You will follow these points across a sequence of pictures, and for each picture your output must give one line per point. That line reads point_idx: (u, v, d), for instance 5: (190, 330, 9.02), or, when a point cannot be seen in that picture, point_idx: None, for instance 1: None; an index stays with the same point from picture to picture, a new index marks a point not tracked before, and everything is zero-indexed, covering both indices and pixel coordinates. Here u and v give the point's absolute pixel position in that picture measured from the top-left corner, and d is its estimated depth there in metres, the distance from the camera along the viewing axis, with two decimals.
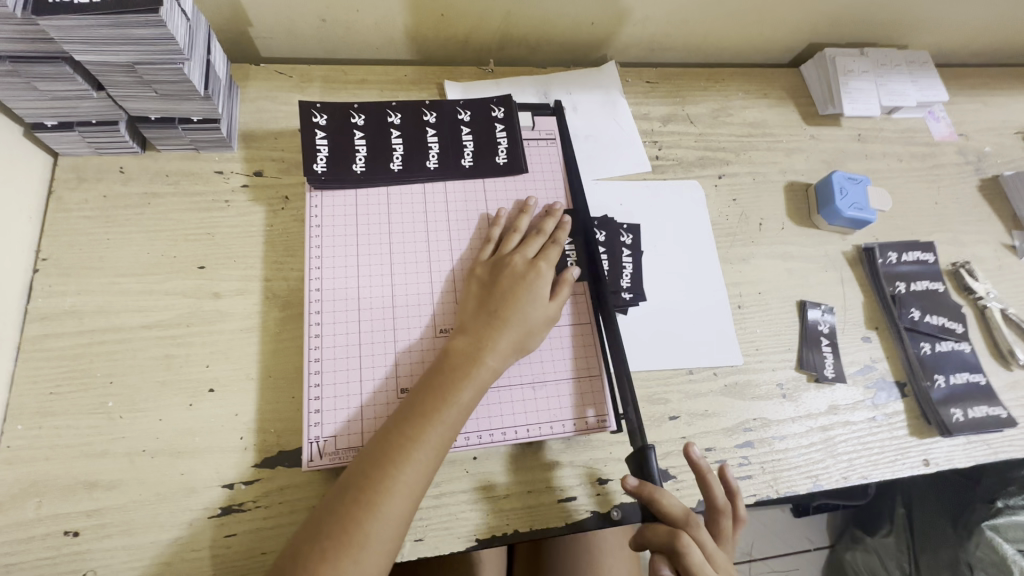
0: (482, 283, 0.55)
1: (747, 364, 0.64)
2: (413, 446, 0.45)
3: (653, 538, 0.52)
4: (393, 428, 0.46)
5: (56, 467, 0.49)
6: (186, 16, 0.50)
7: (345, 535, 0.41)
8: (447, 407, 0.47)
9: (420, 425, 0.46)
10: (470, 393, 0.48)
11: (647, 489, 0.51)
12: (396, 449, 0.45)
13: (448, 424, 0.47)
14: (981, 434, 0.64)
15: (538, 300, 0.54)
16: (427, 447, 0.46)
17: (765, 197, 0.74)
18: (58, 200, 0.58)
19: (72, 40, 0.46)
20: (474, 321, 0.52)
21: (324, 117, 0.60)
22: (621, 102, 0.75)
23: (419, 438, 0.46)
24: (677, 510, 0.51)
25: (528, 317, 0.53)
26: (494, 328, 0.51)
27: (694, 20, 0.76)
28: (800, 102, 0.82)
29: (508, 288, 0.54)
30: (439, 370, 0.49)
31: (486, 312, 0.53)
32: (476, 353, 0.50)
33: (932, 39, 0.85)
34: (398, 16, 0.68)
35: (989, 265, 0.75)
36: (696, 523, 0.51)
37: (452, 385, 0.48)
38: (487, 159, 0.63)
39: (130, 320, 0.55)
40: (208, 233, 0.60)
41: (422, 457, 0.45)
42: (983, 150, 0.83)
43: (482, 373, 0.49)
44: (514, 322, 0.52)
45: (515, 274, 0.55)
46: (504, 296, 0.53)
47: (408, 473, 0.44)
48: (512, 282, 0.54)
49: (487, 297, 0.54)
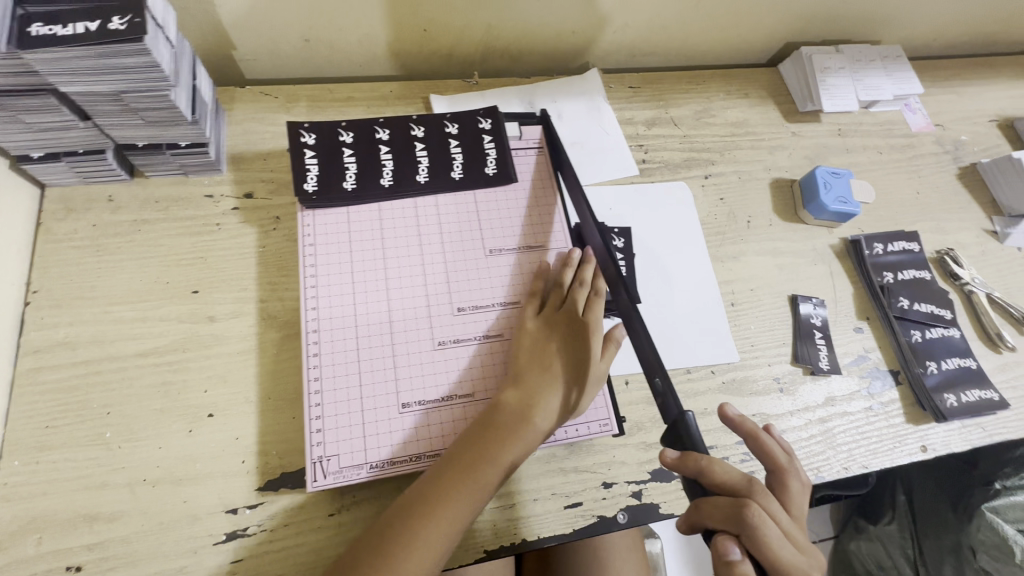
0: (529, 336, 0.55)
1: (744, 360, 0.65)
2: (450, 503, 0.46)
3: (711, 514, 0.44)
4: (432, 488, 0.46)
5: (56, 501, 0.49)
6: (171, 43, 0.50)
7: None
8: (488, 470, 0.47)
9: (460, 488, 0.47)
10: (511, 457, 0.49)
11: (694, 459, 0.45)
12: (430, 507, 0.46)
13: (479, 494, 0.47)
14: (976, 418, 0.65)
15: (592, 365, 0.54)
16: (462, 505, 0.46)
17: (752, 195, 0.75)
18: (47, 232, 0.58)
19: (58, 72, 0.46)
20: (526, 373, 0.53)
21: (312, 137, 0.61)
22: (606, 107, 0.76)
23: (456, 492, 0.46)
24: (736, 478, 0.45)
25: (572, 369, 0.53)
26: (541, 387, 0.52)
27: (672, 25, 0.78)
28: (780, 100, 0.83)
29: (550, 357, 0.54)
30: (484, 428, 0.49)
31: (539, 368, 0.53)
32: (527, 414, 0.50)
33: (903, 34, 0.87)
34: (381, 33, 0.69)
35: (973, 251, 0.76)
36: (760, 490, 0.44)
37: (498, 452, 0.48)
38: (477, 171, 0.64)
39: (126, 349, 0.55)
40: (200, 257, 0.60)
41: (457, 515, 0.46)
42: (959, 139, 0.85)
43: (529, 436, 0.50)
44: (557, 382, 0.52)
45: (564, 336, 0.55)
46: (543, 362, 0.53)
47: (440, 532, 0.45)
48: (542, 350, 0.54)
49: (540, 355, 0.54)
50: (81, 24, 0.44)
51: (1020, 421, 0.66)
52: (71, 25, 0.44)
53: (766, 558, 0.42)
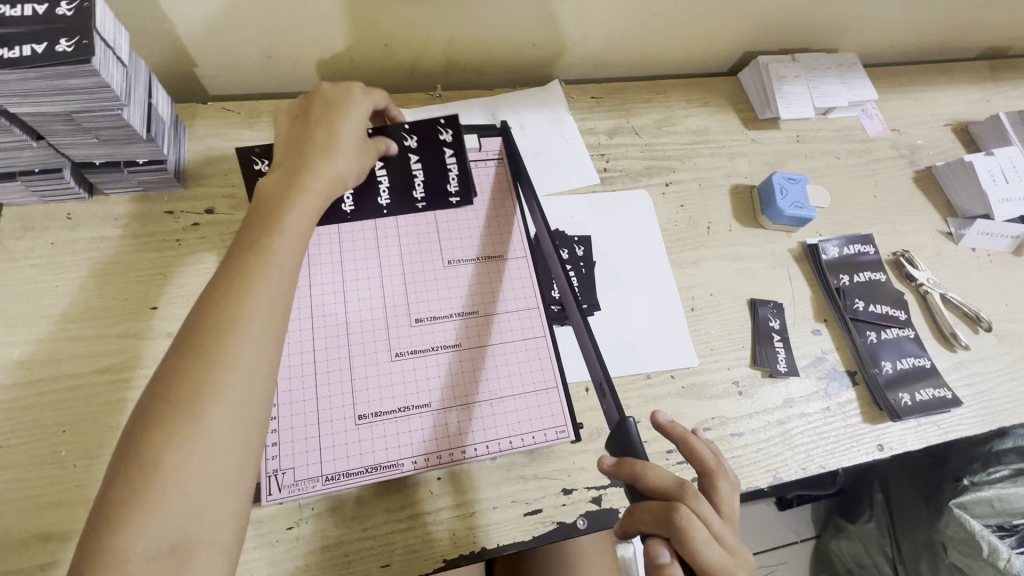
0: (265, 187, 0.44)
1: (703, 364, 0.66)
2: (218, 371, 0.35)
3: (645, 519, 0.45)
4: (179, 364, 0.35)
5: (8, 522, 0.48)
6: (122, 63, 0.51)
7: (130, 505, 0.32)
8: (258, 292, 0.38)
9: (224, 304, 0.37)
10: (287, 272, 0.40)
11: (627, 465, 0.46)
12: (184, 392, 0.34)
13: (268, 314, 0.38)
14: (930, 416, 0.66)
15: (335, 135, 0.48)
16: (247, 347, 0.36)
17: (712, 202, 0.77)
18: (4, 251, 0.58)
19: (6, 94, 0.46)
20: (268, 195, 0.43)
21: (265, 162, 0.61)
22: (568, 118, 0.78)
23: (229, 333, 0.36)
24: (668, 482, 0.45)
25: (331, 160, 0.46)
26: (300, 174, 0.44)
27: (631, 37, 0.79)
28: (740, 108, 0.85)
29: (309, 148, 0.46)
30: (234, 263, 0.39)
31: (282, 185, 0.43)
32: (276, 215, 0.41)
33: (859, 42, 0.90)
34: (341, 48, 0.70)
35: (928, 253, 0.78)
36: (693, 492, 0.44)
37: (264, 237, 0.40)
38: (436, 184, 0.64)
39: (83, 367, 0.55)
40: (160, 273, 0.60)
41: (239, 362, 0.36)
42: (915, 144, 0.87)
43: (290, 240, 0.41)
44: (322, 168, 0.45)
45: (310, 142, 0.47)
46: (303, 155, 0.46)
47: (214, 415, 0.34)
48: (309, 144, 0.47)
49: (290, 172, 0.44)
50: (28, 46, 0.44)
51: (974, 418, 0.67)
52: (18, 47, 0.44)
53: (694, 561, 0.42)
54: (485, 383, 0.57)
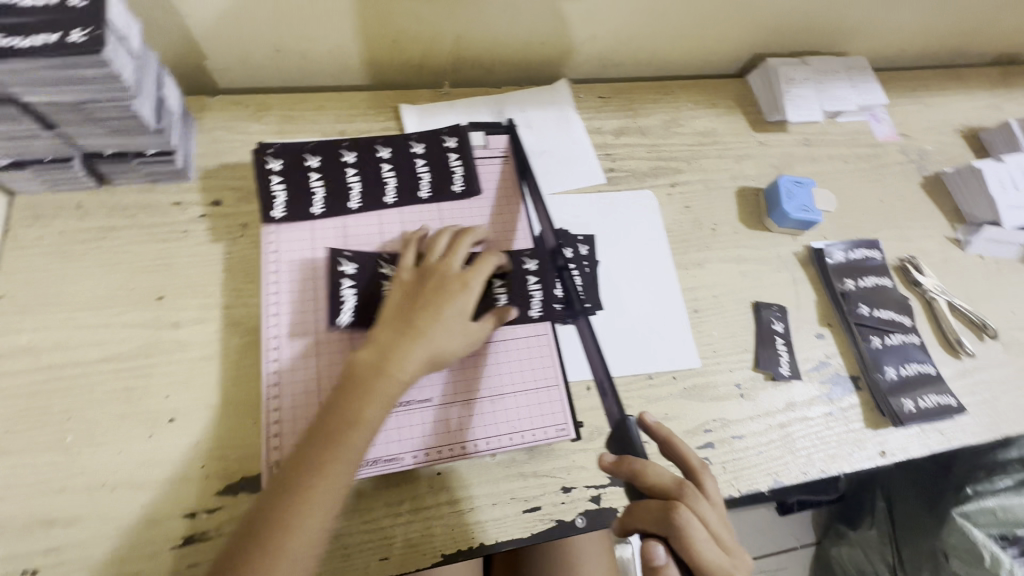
0: (391, 308, 0.52)
1: (705, 366, 0.66)
2: (315, 474, 0.45)
3: (644, 516, 0.47)
4: (312, 445, 0.46)
5: (13, 507, 0.49)
6: (134, 55, 0.51)
7: (253, 558, 0.42)
8: (354, 433, 0.47)
9: (320, 482, 0.45)
10: (379, 413, 0.48)
11: (627, 463, 0.47)
12: (300, 478, 0.45)
13: (355, 451, 0.47)
14: (934, 423, 0.66)
15: (460, 313, 0.53)
16: (329, 475, 0.45)
17: (717, 203, 0.76)
18: (13, 239, 0.59)
19: (19, 83, 0.47)
20: (392, 331, 0.51)
21: (278, 163, 0.61)
22: (574, 117, 0.78)
23: (322, 466, 0.45)
24: (666, 481, 0.46)
25: (447, 333, 0.52)
26: (408, 342, 0.50)
27: (639, 37, 0.79)
28: (748, 110, 0.85)
29: (430, 294, 0.53)
30: (353, 389, 0.48)
31: (403, 322, 0.51)
32: (384, 365, 0.49)
33: (869, 46, 0.89)
34: (349, 43, 0.70)
35: (935, 259, 0.78)
36: (690, 492, 0.46)
37: (357, 405, 0.47)
38: (442, 182, 0.65)
39: (89, 355, 0.55)
40: (166, 263, 0.60)
41: (324, 486, 0.45)
42: (924, 149, 0.87)
43: (392, 394, 0.49)
44: (431, 338, 0.51)
45: (438, 282, 0.54)
46: (421, 307, 0.52)
47: (308, 504, 0.44)
48: (433, 293, 0.53)
49: (409, 306, 0.52)
50: (41, 37, 0.45)
51: (977, 426, 0.67)
52: (31, 37, 0.45)
53: (691, 558, 0.44)
54: (485, 380, 0.57)
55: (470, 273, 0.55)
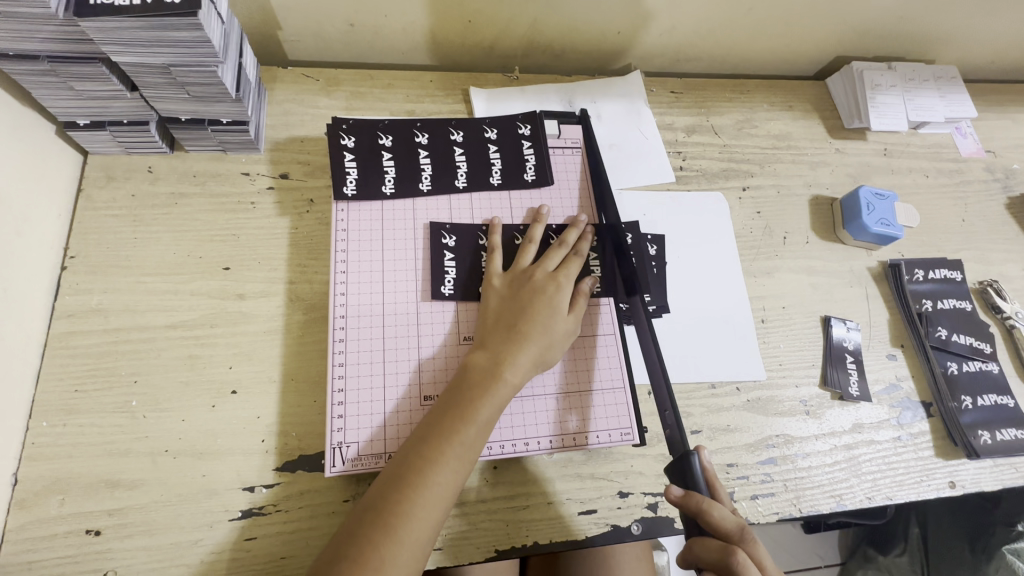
0: (496, 310, 0.54)
1: (771, 379, 0.63)
2: (432, 468, 0.45)
3: (703, 555, 0.45)
4: (424, 441, 0.47)
5: (80, 465, 0.49)
6: (222, 20, 0.50)
7: (370, 550, 0.42)
8: (466, 428, 0.47)
9: (433, 476, 0.45)
10: (490, 410, 0.49)
11: (693, 499, 0.45)
12: (417, 472, 0.45)
13: (467, 445, 0.47)
14: (1010, 458, 0.63)
15: (557, 312, 0.54)
16: (445, 468, 0.46)
17: (790, 211, 0.73)
18: (86, 199, 0.59)
19: (111, 42, 0.46)
20: (496, 337, 0.52)
21: (351, 140, 0.60)
22: (646, 111, 0.75)
23: (437, 460, 0.46)
24: (730, 524, 0.45)
25: (549, 331, 0.53)
26: (514, 344, 0.51)
27: (720, 31, 0.76)
28: (826, 115, 0.81)
29: (530, 300, 0.54)
30: (461, 391, 0.49)
31: (506, 327, 0.53)
32: (496, 369, 0.50)
33: (960, 55, 0.84)
34: (425, 21, 0.68)
35: (1017, 285, 0.74)
36: (752, 538, 0.44)
37: (472, 403, 0.48)
38: (514, 171, 0.63)
39: (156, 320, 0.55)
40: (232, 234, 0.60)
41: (440, 479, 0.45)
42: (1011, 168, 0.82)
43: (502, 393, 0.49)
44: (536, 338, 0.52)
45: (534, 287, 0.55)
46: (522, 312, 0.53)
47: (427, 497, 0.45)
48: (531, 297, 0.54)
49: (508, 313, 0.53)
50: None
51: None
52: None
53: None
54: (576, 375, 0.57)
55: (561, 274, 0.56)
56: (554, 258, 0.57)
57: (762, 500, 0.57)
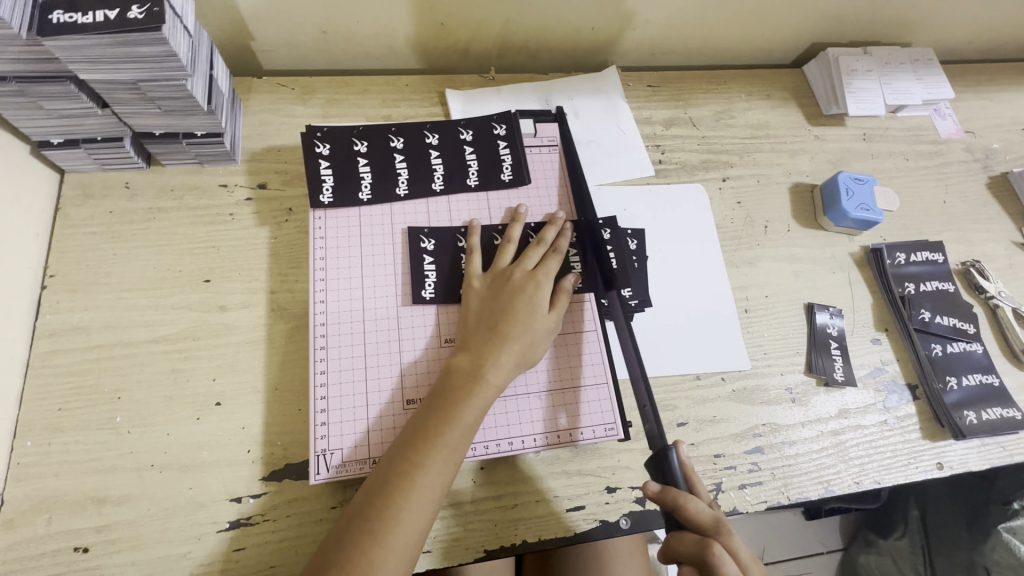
0: (477, 311, 0.54)
1: (756, 368, 0.63)
2: (418, 472, 0.46)
3: (680, 550, 0.45)
4: (408, 445, 0.47)
5: (66, 483, 0.50)
6: (188, 33, 0.50)
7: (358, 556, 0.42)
8: (450, 430, 0.47)
9: (418, 480, 0.45)
10: (474, 411, 0.49)
11: (670, 493, 0.46)
12: (403, 477, 0.45)
13: (452, 447, 0.47)
14: (996, 436, 0.63)
15: (537, 310, 0.54)
16: (431, 471, 0.46)
17: (770, 200, 0.73)
18: (64, 217, 0.59)
19: (77, 60, 0.46)
20: (477, 338, 0.52)
21: (326, 147, 0.60)
22: (623, 106, 0.75)
23: (422, 463, 0.46)
24: (706, 516, 0.45)
25: (530, 330, 0.53)
26: (495, 344, 0.52)
27: (695, 23, 0.76)
28: (804, 102, 0.81)
29: (510, 299, 0.54)
30: (444, 394, 0.49)
31: (487, 328, 0.53)
32: (478, 370, 0.50)
33: (936, 36, 0.84)
34: (397, 25, 0.68)
35: (1000, 264, 0.74)
36: (727, 530, 0.45)
37: (455, 405, 0.49)
38: (491, 171, 0.63)
39: (138, 335, 0.55)
40: (212, 246, 0.60)
41: (427, 482, 0.45)
42: (990, 147, 0.82)
43: (486, 393, 0.50)
44: (517, 338, 0.52)
45: (514, 286, 0.55)
46: (502, 312, 0.53)
47: (414, 501, 0.45)
48: (511, 296, 0.54)
49: (489, 314, 0.54)
50: (100, 12, 0.44)
51: None
52: (90, 13, 0.44)
53: None
54: (559, 373, 0.57)
55: (541, 272, 0.56)
56: (532, 256, 0.57)
57: (750, 490, 0.58)
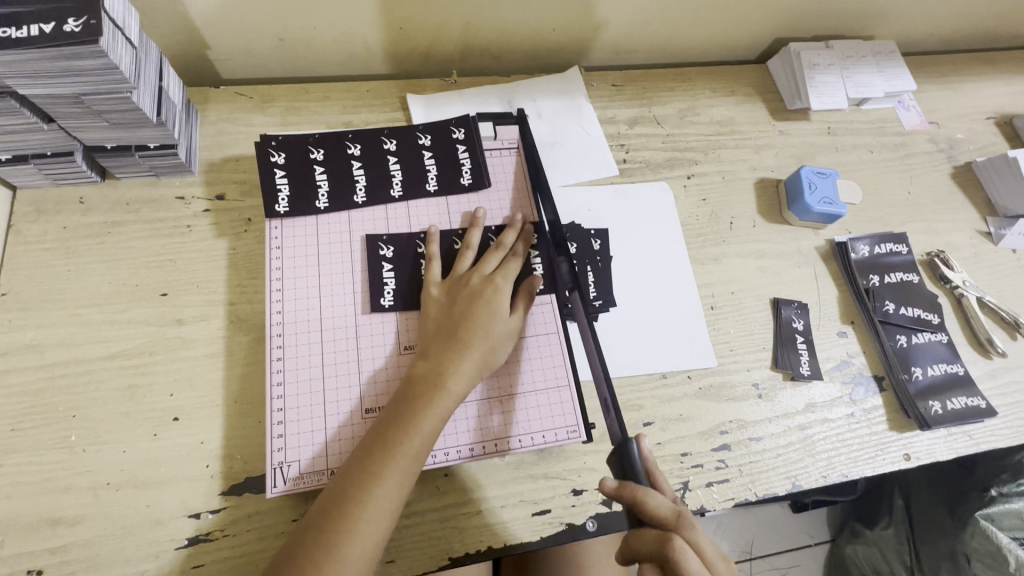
0: (436, 318, 0.54)
1: (722, 365, 0.63)
2: (374, 483, 0.45)
3: (641, 547, 0.45)
4: (365, 455, 0.46)
5: (19, 505, 0.49)
6: (132, 45, 0.50)
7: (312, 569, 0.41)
8: (408, 439, 0.47)
9: (374, 490, 0.45)
10: (432, 419, 0.48)
11: (629, 488, 0.46)
12: (360, 488, 0.45)
13: (410, 456, 0.47)
14: (962, 425, 0.63)
15: (497, 315, 0.54)
16: (388, 481, 0.45)
17: (736, 196, 0.74)
18: (17, 234, 0.58)
19: (15, 75, 0.45)
20: (436, 345, 0.52)
21: (282, 156, 0.60)
22: (587, 106, 0.75)
23: (379, 474, 0.45)
24: (665, 510, 0.45)
25: (490, 335, 0.53)
26: (454, 350, 0.51)
27: (656, 22, 0.76)
28: (768, 98, 0.81)
29: (469, 305, 0.54)
30: (402, 403, 0.49)
31: (446, 335, 0.52)
32: (436, 377, 0.50)
33: (898, 29, 0.85)
34: (355, 31, 0.68)
35: (964, 254, 0.74)
36: (688, 523, 0.45)
37: (413, 413, 0.48)
38: (450, 176, 0.63)
39: (94, 352, 0.55)
40: (169, 259, 0.59)
41: (384, 492, 0.45)
42: (954, 137, 0.83)
43: (444, 401, 0.49)
44: (476, 343, 0.52)
45: (473, 291, 0.54)
46: (461, 317, 0.53)
47: (371, 513, 0.44)
48: (470, 302, 0.54)
49: (448, 320, 0.53)
50: (36, 26, 0.43)
51: (1008, 430, 0.64)
52: (26, 27, 0.43)
53: None
54: (520, 376, 0.57)
55: (501, 277, 0.56)
56: (492, 261, 0.57)
57: (717, 488, 0.58)
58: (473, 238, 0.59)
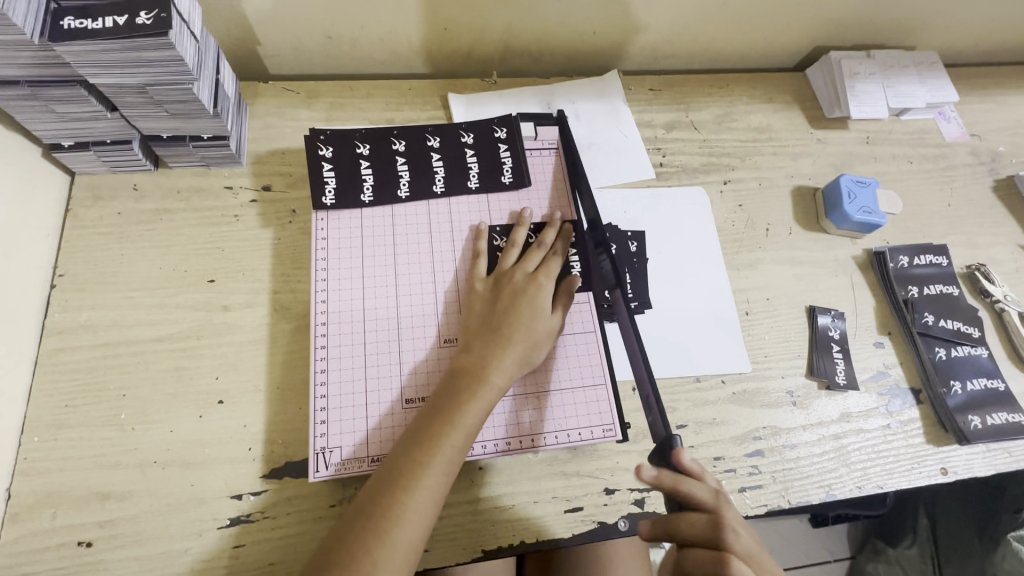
0: (481, 312, 0.55)
1: (756, 371, 0.63)
2: (421, 472, 0.46)
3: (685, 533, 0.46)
4: (412, 445, 0.47)
5: (71, 478, 0.50)
6: (195, 38, 0.51)
7: (362, 551, 0.42)
8: (453, 430, 0.48)
9: (421, 479, 0.45)
10: (476, 411, 0.49)
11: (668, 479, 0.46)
12: (408, 476, 0.45)
13: (456, 447, 0.47)
14: (1001, 442, 0.62)
15: (540, 313, 0.54)
16: (435, 472, 0.46)
17: (772, 202, 0.73)
18: (74, 218, 0.60)
19: (86, 65, 0.47)
20: (478, 338, 0.53)
21: (330, 150, 0.62)
22: (625, 110, 0.76)
23: (426, 463, 0.46)
24: (704, 502, 0.46)
25: (532, 332, 0.53)
26: (497, 343, 0.52)
27: (696, 28, 0.76)
28: (807, 106, 0.81)
29: (512, 301, 0.55)
30: (446, 393, 0.50)
31: (489, 329, 0.53)
32: (480, 369, 0.51)
33: (941, 40, 0.84)
34: (401, 30, 0.69)
35: (1006, 268, 0.73)
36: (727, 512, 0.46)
37: (458, 405, 0.49)
38: (491, 176, 0.64)
39: (144, 334, 0.56)
40: (217, 247, 0.61)
41: (431, 482, 0.46)
42: (996, 150, 0.81)
43: (487, 393, 0.50)
44: (518, 338, 0.53)
45: (515, 288, 0.55)
46: (502, 313, 0.54)
47: (418, 501, 0.45)
48: (512, 299, 0.55)
49: (491, 314, 0.54)
50: (110, 19, 0.46)
51: None
52: (100, 19, 0.46)
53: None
54: (557, 372, 0.57)
55: (542, 275, 0.57)
56: (532, 258, 0.58)
57: (750, 494, 0.57)
58: (516, 236, 0.60)
